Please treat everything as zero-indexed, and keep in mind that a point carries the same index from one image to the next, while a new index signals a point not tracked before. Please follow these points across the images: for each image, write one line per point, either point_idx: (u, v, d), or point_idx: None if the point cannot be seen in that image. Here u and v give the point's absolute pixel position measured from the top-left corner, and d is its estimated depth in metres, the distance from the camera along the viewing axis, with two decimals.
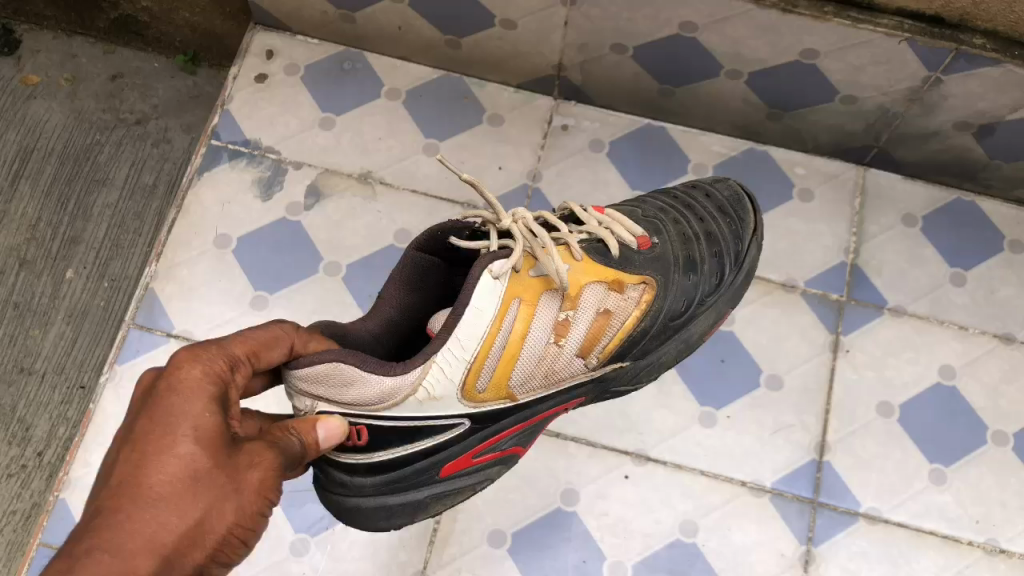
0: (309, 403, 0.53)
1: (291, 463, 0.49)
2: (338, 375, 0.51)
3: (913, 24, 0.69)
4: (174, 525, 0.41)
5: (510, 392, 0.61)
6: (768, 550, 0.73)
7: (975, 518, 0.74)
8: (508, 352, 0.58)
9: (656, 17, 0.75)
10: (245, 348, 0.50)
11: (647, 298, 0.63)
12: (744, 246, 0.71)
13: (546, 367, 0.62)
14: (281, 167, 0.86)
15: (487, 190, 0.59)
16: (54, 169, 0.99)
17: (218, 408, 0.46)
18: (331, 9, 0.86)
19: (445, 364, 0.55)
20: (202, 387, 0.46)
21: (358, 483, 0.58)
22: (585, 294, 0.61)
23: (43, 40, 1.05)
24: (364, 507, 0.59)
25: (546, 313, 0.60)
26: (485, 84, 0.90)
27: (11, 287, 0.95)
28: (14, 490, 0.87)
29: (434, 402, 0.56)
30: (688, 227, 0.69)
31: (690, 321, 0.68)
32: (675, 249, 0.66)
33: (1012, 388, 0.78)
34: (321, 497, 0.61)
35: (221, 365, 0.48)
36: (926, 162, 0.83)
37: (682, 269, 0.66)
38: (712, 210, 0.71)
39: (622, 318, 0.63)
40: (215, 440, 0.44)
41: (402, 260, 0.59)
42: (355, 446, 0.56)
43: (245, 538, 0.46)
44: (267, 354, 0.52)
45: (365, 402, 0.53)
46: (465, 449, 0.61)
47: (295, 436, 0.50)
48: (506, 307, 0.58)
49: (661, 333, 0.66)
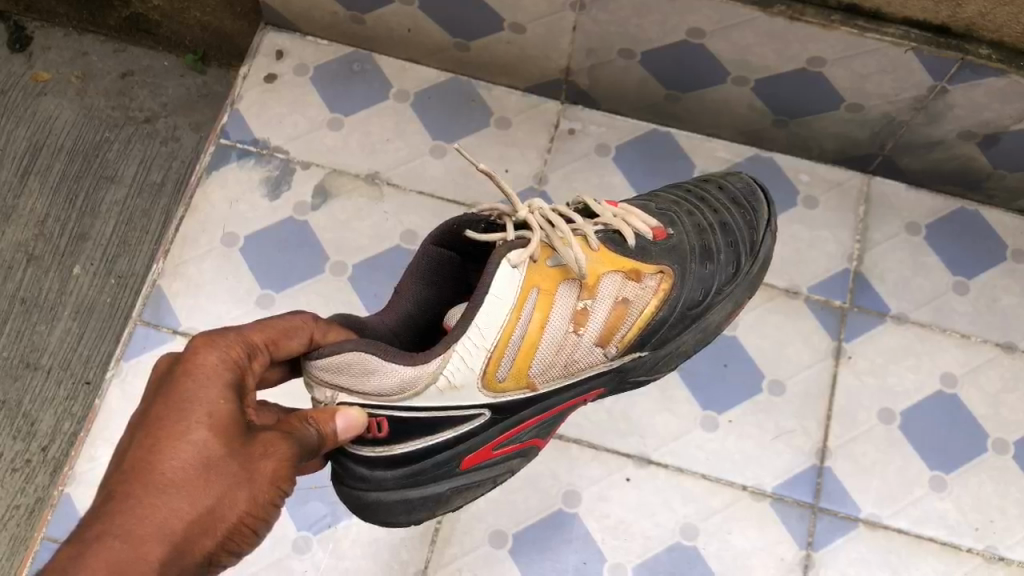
0: (328, 394, 0.54)
1: (308, 454, 0.49)
2: (360, 364, 0.52)
3: (919, 34, 0.70)
4: (185, 512, 0.42)
5: (531, 381, 0.61)
6: (767, 554, 0.74)
7: (974, 525, 0.75)
8: (528, 341, 0.59)
9: (664, 23, 0.75)
10: (263, 337, 0.51)
11: (663, 287, 0.64)
12: (759, 236, 0.71)
13: (566, 356, 0.62)
14: (289, 167, 0.87)
15: (502, 181, 0.59)
16: (63, 166, 1.00)
17: (233, 395, 0.46)
18: (341, 11, 0.86)
19: (467, 350, 0.56)
20: (218, 374, 0.47)
21: (379, 476, 0.58)
22: (602, 284, 0.62)
23: (54, 37, 1.06)
24: (384, 502, 0.59)
25: (567, 301, 0.61)
26: (492, 87, 0.90)
27: (19, 282, 0.95)
28: (18, 484, 0.88)
29: (454, 392, 0.57)
30: (702, 217, 0.69)
31: (709, 309, 0.68)
32: (690, 239, 0.67)
33: (1012, 397, 0.79)
34: (339, 493, 0.61)
35: (237, 352, 0.49)
36: (930, 171, 0.84)
37: (697, 258, 0.66)
38: (725, 201, 0.72)
39: (640, 307, 0.63)
40: (229, 427, 0.45)
41: (418, 253, 0.60)
42: (374, 439, 0.56)
43: (256, 527, 0.46)
44: (286, 344, 0.52)
45: (384, 392, 0.54)
46: (485, 441, 0.62)
47: (313, 426, 0.50)
48: (525, 296, 0.58)
49: (679, 321, 0.66)
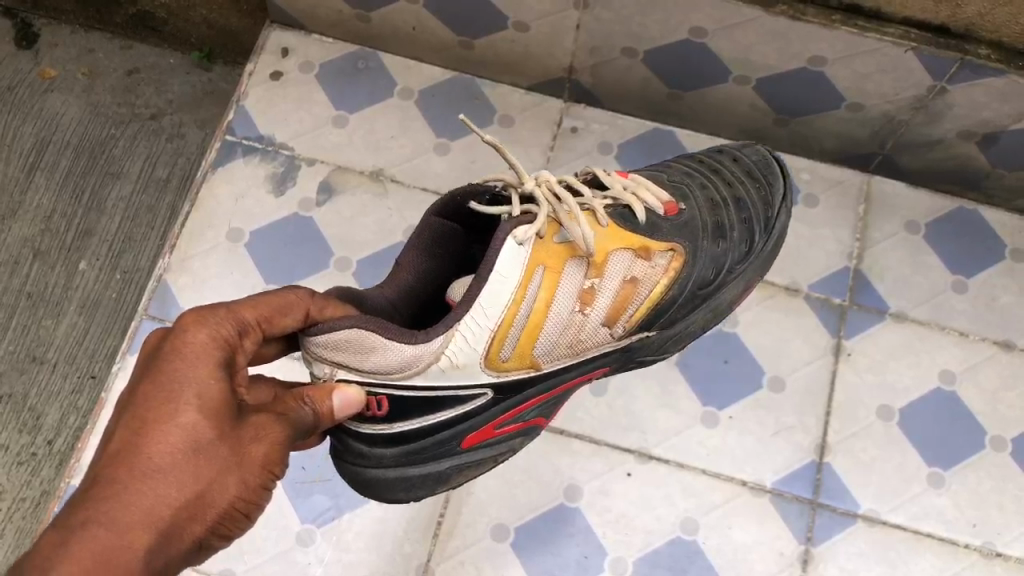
0: (327, 370, 0.54)
1: (297, 434, 0.50)
2: (360, 342, 0.52)
3: (919, 33, 0.71)
4: (174, 498, 0.42)
5: (534, 361, 0.62)
6: (768, 549, 0.74)
7: (972, 521, 0.75)
8: (532, 322, 0.60)
9: (667, 21, 0.76)
10: (257, 312, 0.51)
11: (674, 265, 0.65)
12: (772, 214, 0.72)
13: (572, 336, 0.63)
14: (294, 163, 0.88)
15: (510, 154, 0.60)
16: (68, 163, 1.00)
17: (224, 376, 0.46)
18: (347, 8, 0.87)
19: (470, 331, 0.56)
20: (209, 354, 0.46)
21: (378, 454, 0.59)
22: (609, 261, 0.62)
23: (61, 34, 1.07)
24: (383, 479, 0.60)
25: (574, 277, 0.61)
26: (496, 85, 0.91)
27: (25, 278, 0.96)
28: (24, 477, 0.89)
29: (458, 370, 0.57)
30: (716, 193, 0.70)
31: (720, 287, 0.69)
32: (703, 213, 0.67)
33: (1011, 394, 0.79)
34: (338, 470, 0.61)
35: (228, 330, 0.48)
36: (930, 170, 0.85)
37: (710, 235, 0.67)
38: (739, 176, 0.72)
39: (648, 286, 0.64)
40: (220, 410, 0.45)
41: (421, 225, 0.61)
42: (374, 417, 0.57)
43: (246, 512, 0.46)
44: (279, 320, 0.52)
45: (386, 370, 0.54)
46: (487, 420, 0.63)
47: (308, 405, 0.51)
48: (530, 274, 0.59)
49: (689, 302, 0.67)
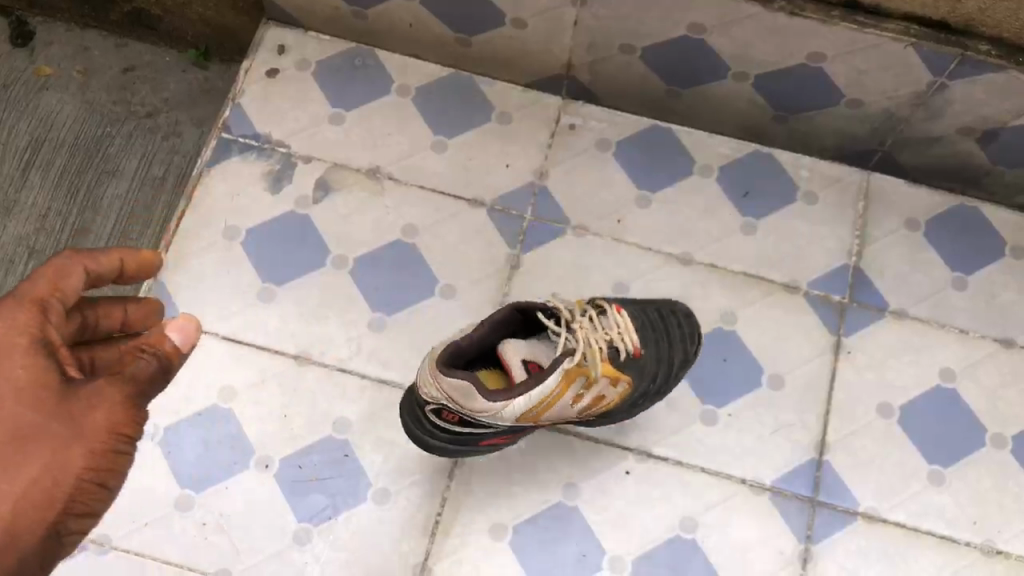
0: (438, 393, 0.66)
1: (145, 384, 0.49)
2: (467, 390, 0.64)
3: (919, 29, 0.70)
4: (8, 493, 0.43)
5: (526, 416, 0.68)
6: (767, 547, 0.74)
7: (972, 519, 0.75)
8: (540, 403, 0.66)
9: (665, 18, 0.76)
10: (48, 284, 0.48)
11: (624, 392, 0.71)
12: (693, 353, 0.75)
13: (540, 415, 0.68)
14: (290, 161, 0.87)
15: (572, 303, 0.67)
16: (64, 161, 1.00)
17: (32, 365, 0.45)
18: (344, 5, 0.86)
19: (523, 401, 0.65)
20: (12, 345, 0.45)
21: (434, 430, 0.70)
22: (602, 383, 0.68)
23: (56, 32, 1.06)
24: (432, 446, 0.71)
25: (572, 396, 0.68)
26: (494, 82, 0.90)
27: (19, 276, 0.95)
28: None
29: (492, 416, 0.66)
30: (664, 351, 0.74)
31: (644, 402, 0.74)
32: (659, 362, 0.73)
33: (1011, 391, 0.79)
34: (406, 420, 0.73)
35: (25, 313, 0.46)
36: (929, 167, 0.84)
37: (650, 380, 0.73)
38: (676, 336, 0.75)
39: (608, 399, 0.70)
40: (33, 400, 0.44)
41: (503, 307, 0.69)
42: (446, 420, 0.68)
43: (105, 480, 0.46)
44: (68, 284, 0.49)
45: (477, 411, 0.65)
46: (505, 432, 0.70)
47: (150, 353, 0.49)
48: (567, 377, 0.66)
49: (624, 407, 0.73)
